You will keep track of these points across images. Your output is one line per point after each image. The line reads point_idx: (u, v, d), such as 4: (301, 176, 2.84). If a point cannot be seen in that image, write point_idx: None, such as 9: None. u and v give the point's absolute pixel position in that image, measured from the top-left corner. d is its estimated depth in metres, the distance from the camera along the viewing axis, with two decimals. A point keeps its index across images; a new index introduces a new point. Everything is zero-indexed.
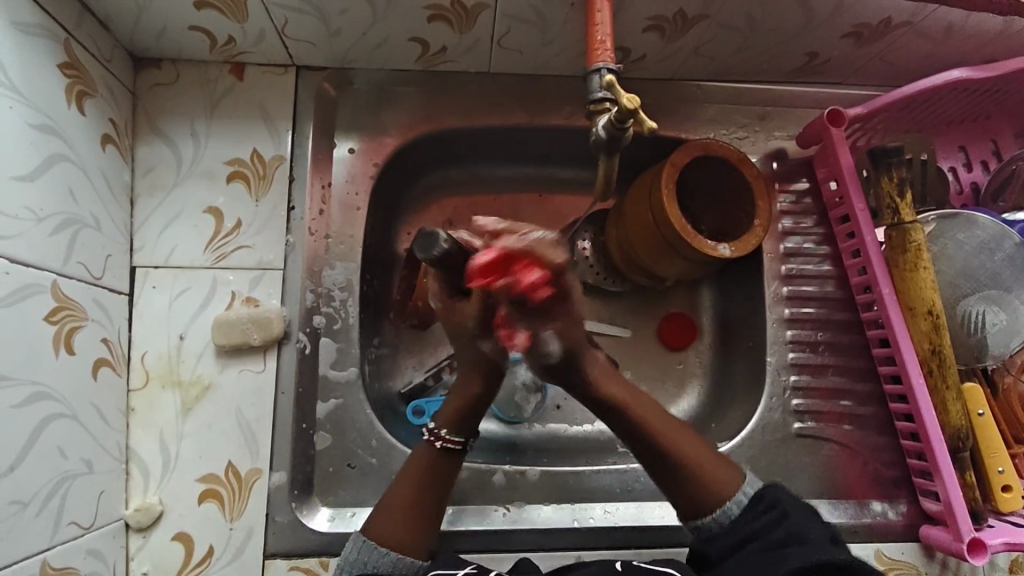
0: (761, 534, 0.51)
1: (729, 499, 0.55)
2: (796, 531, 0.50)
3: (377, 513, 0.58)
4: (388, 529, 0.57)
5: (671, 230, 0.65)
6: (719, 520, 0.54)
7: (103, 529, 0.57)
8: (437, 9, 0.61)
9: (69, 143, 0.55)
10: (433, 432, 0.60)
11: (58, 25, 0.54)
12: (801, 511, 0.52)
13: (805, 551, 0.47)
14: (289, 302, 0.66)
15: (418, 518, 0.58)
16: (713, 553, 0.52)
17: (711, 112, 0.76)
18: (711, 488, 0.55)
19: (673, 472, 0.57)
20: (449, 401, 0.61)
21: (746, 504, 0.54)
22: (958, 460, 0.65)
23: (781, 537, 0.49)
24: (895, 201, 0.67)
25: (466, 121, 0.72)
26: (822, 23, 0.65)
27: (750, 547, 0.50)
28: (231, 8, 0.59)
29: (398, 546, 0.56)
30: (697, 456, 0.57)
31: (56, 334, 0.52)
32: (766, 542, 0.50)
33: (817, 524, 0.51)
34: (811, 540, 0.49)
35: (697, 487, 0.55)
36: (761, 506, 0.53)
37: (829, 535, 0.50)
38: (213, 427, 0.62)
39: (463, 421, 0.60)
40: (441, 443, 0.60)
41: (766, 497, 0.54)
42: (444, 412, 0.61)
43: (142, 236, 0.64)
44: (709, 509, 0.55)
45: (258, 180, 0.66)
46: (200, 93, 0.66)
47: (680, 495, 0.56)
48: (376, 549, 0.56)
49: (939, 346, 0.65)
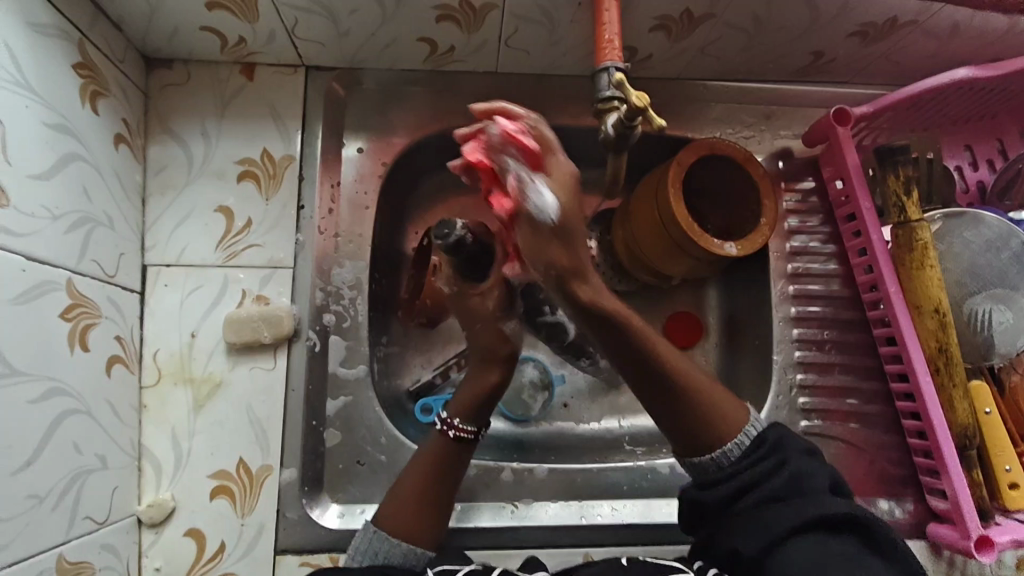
0: (759, 485, 0.51)
1: (733, 439, 0.54)
2: (797, 480, 0.51)
3: (385, 504, 0.59)
4: (396, 519, 0.57)
5: (677, 229, 0.66)
6: (721, 460, 0.54)
7: (116, 525, 0.57)
8: (446, 10, 0.61)
9: (83, 143, 0.55)
10: (445, 420, 0.61)
11: (72, 26, 0.55)
12: (802, 454, 0.53)
13: (805, 504, 0.49)
14: (299, 301, 0.66)
15: (421, 512, 0.58)
16: (709, 498, 0.53)
17: (717, 112, 0.77)
18: (717, 425, 0.54)
19: (676, 405, 0.54)
20: (462, 390, 0.62)
21: (747, 447, 0.54)
22: (965, 458, 0.66)
23: (781, 487, 0.50)
24: (901, 199, 0.68)
25: (473, 121, 0.73)
26: (828, 22, 0.66)
27: (747, 498, 0.51)
28: (243, 9, 0.59)
29: (407, 537, 0.57)
30: (703, 388, 0.54)
31: (71, 331, 0.53)
32: (767, 492, 0.51)
33: (819, 468, 0.52)
34: (813, 490, 0.50)
35: (702, 422, 0.54)
36: (761, 450, 0.53)
37: (829, 481, 0.52)
38: (224, 424, 0.63)
39: (475, 409, 0.61)
40: (454, 432, 0.60)
41: (767, 438, 0.54)
42: (457, 401, 0.62)
43: (154, 236, 0.65)
44: (712, 446, 0.54)
45: (268, 180, 0.67)
46: (211, 94, 0.67)
47: (683, 430, 0.54)
48: (387, 539, 0.57)
49: (945, 344, 0.66)
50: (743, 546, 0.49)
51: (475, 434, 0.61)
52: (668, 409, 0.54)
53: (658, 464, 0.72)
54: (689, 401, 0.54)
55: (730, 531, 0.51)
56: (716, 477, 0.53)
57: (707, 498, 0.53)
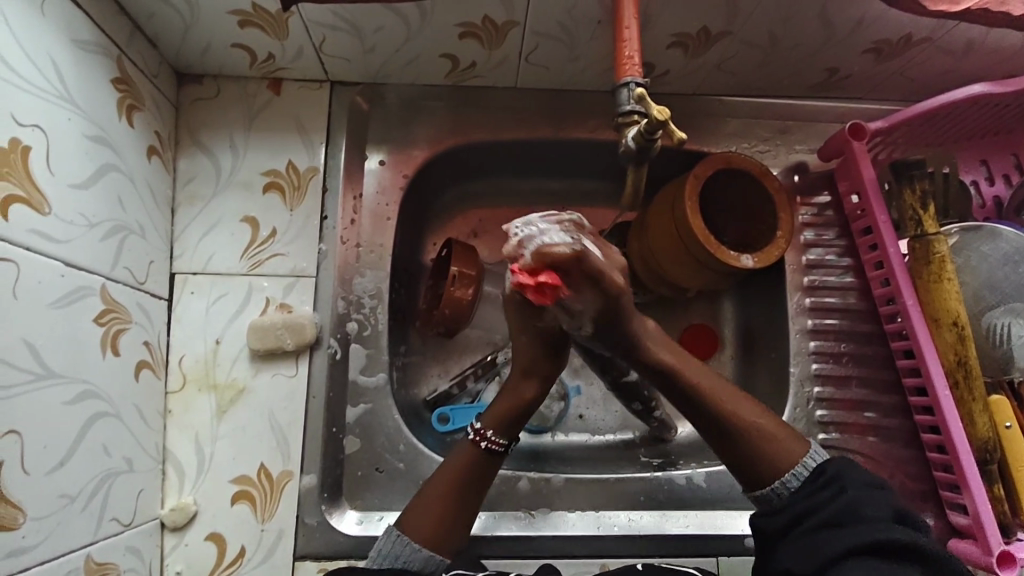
0: (817, 510, 0.50)
1: (788, 471, 0.54)
2: (851, 508, 0.49)
3: (410, 510, 0.59)
4: (425, 527, 0.57)
5: (694, 242, 0.66)
6: (780, 490, 0.54)
7: (141, 527, 0.58)
8: (469, 27, 0.63)
9: (119, 154, 0.57)
10: (478, 430, 0.61)
11: (111, 42, 0.57)
12: (864, 486, 0.51)
13: (860, 531, 0.48)
14: (321, 309, 0.68)
15: (449, 514, 0.58)
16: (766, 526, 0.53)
17: (732, 127, 0.78)
18: (776, 459, 0.54)
19: (731, 438, 0.55)
20: (496, 402, 0.63)
21: (806, 478, 0.53)
22: (986, 472, 0.65)
23: (832, 515, 0.49)
24: (918, 213, 0.68)
25: (492, 135, 0.75)
26: (842, 39, 0.67)
27: (806, 522, 0.50)
28: (273, 27, 0.61)
29: (430, 543, 0.57)
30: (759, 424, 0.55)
31: (103, 335, 0.54)
32: (824, 518, 0.50)
33: (881, 499, 0.50)
34: (868, 518, 0.49)
35: (765, 454, 0.54)
36: (820, 480, 0.52)
37: (889, 512, 0.50)
38: (247, 430, 0.64)
39: (508, 421, 0.62)
40: (486, 443, 0.61)
41: (827, 472, 0.53)
42: (491, 412, 0.62)
43: (182, 244, 0.66)
44: (772, 478, 0.54)
45: (292, 191, 0.69)
46: (238, 108, 0.69)
47: (744, 462, 0.55)
48: (409, 544, 0.56)
49: (964, 357, 0.65)
50: (795, 566, 0.49)
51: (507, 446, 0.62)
52: (730, 448, 0.56)
53: (675, 475, 0.71)
54: (747, 434, 0.55)
55: (785, 550, 0.51)
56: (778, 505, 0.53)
57: (764, 523, 0.53)
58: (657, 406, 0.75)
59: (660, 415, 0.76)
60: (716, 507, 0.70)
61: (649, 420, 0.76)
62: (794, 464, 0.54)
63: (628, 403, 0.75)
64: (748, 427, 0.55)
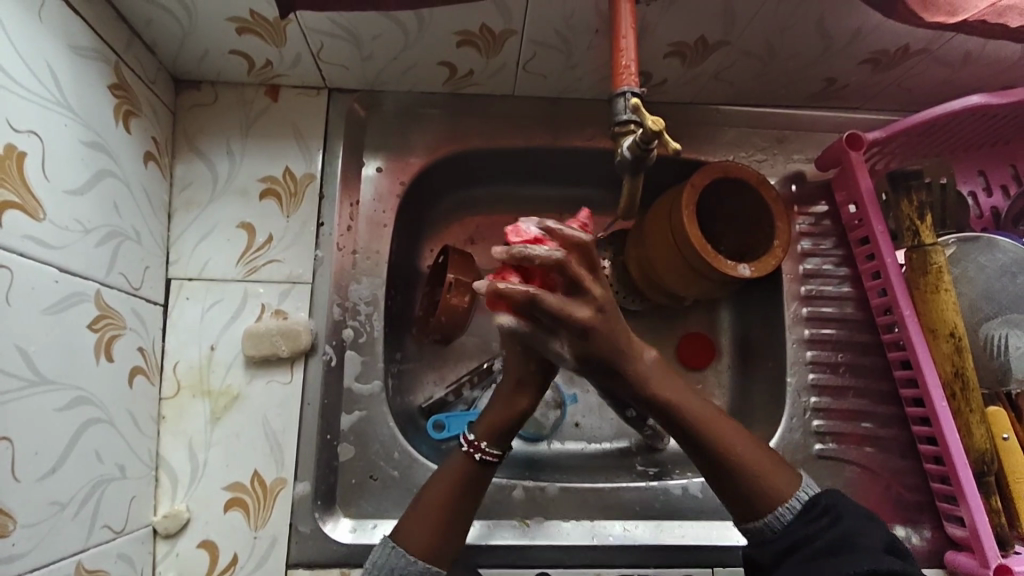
0: (815, 538, 0.50)
1: (782, 504, 0.53)
2: (850, 537, 0.49)
3: (405, 520, 0.58)
4: (419, 539, 0.56)
5: (691, 251, 0.66)
6: (774, 523, 0.53)
7: (133, 534, 0.58)
8: (466, 36, 0.63)
9: (115, 160, 0.57)
10: (472, 442, 0.60)
11: (110, 49, 0.57)
12: (860, 517, 0.51)
13: (858, 561, 0.47)
14: (316, 316, 0.68)
15: (444, 526, 0.58)
16: (762, 556, 0.52)
17: (730, 136, 0.78)
18: (769, 493, 0.54)
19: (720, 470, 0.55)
20: (489, 411, 0.62)
21: (800, 509, 0.53)
22: (984, 484, 0.64)
23: (833, 543, 0.49)
24: (914, 223, 0.68)
25: (489, 143, 0.75)
26: (840, 50, 0.67)
27: (796, 555, 0.50)
28: (271, 34, 0.61)
29: (425, 555, 0.56)
30: (756, 461, 0.54)
31: (97, 341, 0.54)
32: (819, 546, 0.49)
33: (876, 530, 0.50)
34: (865, 547, 0.48)
35: (760, 491, 0.54)
36: (815, 510, 0.52)
37: (883, 543, 0.49)
38: (241, 436, 0.64)
39: (502, 432, 0.61)
40: (479, 455, 0.60)
41: (820, 501, 0.53)
42: (481, 423, 0.61)
43: (178, 250, 0.66)
44: (763, 512, 0.53)
45: (289, 198, 0.69)
46: (236, 114, 0.69)
47: (738, 497, 0.54)
48: (405, 555, 0.55)
49: (961, 369, 0.65)
50: None
51: (501, 457, 0.60)
52: (723, 485, 0.55)
53: (671, 485, 0.71)
54: (741, 473, 0.54)
55: None
56: (770, 537, 0.53)
57: (756, 552, 0.53)
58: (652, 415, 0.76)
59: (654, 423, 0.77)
60: (712, 518, 0.70)
61: (643, 428, 0.77)
62: (789, 497, 0.54)
63: (622, 411, 0.77)
64: (743, 466, 0.54)
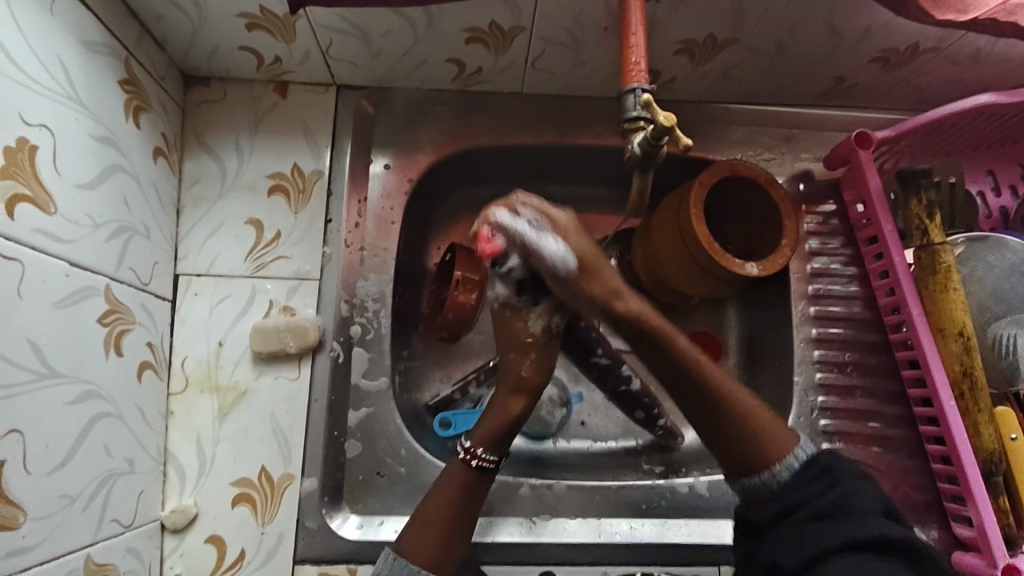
0: (812, 500, 0.50)
1: (779, 463, 0.53)
2: (845, 500, 0.49)
3: (409, 529, 0.58)
4: (424, 550, 0.56)
5: (699, 249, 0.66)
6: (770, 482, 0.53)
7: (141, 528, 0.58)
8: (475, 33, 0.63)
9: (125, 154, 0.57)
10: (468, 450, 0.61)
11: (120, 44, 0.57)
12: (856, 479, 0.51)
13: (850, 525, 0.47)
14: (324, 312, 0.68)
15: (453, 531, 0.58)
16: (757, 516, 0.52)
17: (737, 134, 0.78)
18: (768, 451, 0.54)
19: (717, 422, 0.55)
20: (486, 418, 0.62)
21: (797, 469, 0.53)
22: (992, 484, 0.64)
23: (828, 506, 0.49)
24: (924, 222, 0.67)
25: (496, 140, 0.75)
26: (849, 48, 0.67)
27: (799, 514, 0.50)
28: (281, 30, 0.61)
29: (428, 566, 0.56)
30: (752, 411, 0.55)
31: (107, 335, 0.54)
32: (815, 509, 0.49)
33: (870, 492, 0.50)
34: (857, 511, 0.48)
35: (758, 441, 0.54)
36: (812, 472, 0.52)
37: (879, 505, 0.49)
38: (248, 432, 0.64)
39: (498, 437, 0.61)
40: (476, 462, 0.60)
41: (818, 461, 0.53)
42: (479, 430, 0.61)
43: (187, 246, 0.66)
44: (763, 470, 0.53)
45: (297, 194, 0.69)
46: (245, 110, 0.69)
47: (737, 450, 0.54)
48: (406, 566, 0.55)
49: (970, 368, 0.65)
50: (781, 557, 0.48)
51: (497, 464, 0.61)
52: (721, 437, 0.55)
53: (678, 483, 0.71)
54: (737, 421, 0.54)
55: (769, 544, 0.50)
56: (765, 497, 0.53)
57: (752, 514, 0.53)
58: (661, 414, 0.76)
59: (665, 424, 0.76)
60: (718, 517, 0.70)
61: (654, 429, 0.76)
62: (785, 456, 0.53)
63: (631, 412, 0.76)
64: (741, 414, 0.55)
